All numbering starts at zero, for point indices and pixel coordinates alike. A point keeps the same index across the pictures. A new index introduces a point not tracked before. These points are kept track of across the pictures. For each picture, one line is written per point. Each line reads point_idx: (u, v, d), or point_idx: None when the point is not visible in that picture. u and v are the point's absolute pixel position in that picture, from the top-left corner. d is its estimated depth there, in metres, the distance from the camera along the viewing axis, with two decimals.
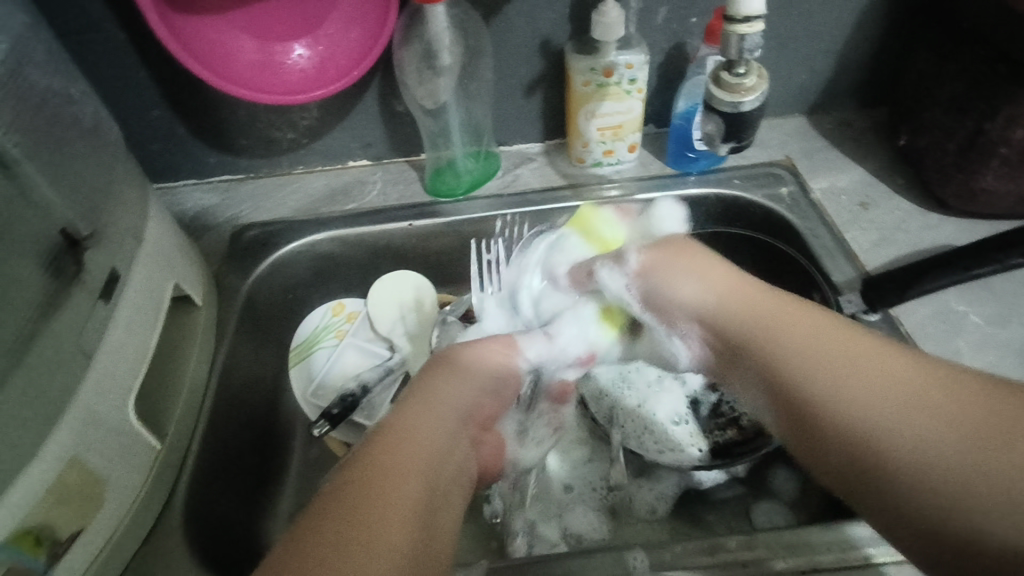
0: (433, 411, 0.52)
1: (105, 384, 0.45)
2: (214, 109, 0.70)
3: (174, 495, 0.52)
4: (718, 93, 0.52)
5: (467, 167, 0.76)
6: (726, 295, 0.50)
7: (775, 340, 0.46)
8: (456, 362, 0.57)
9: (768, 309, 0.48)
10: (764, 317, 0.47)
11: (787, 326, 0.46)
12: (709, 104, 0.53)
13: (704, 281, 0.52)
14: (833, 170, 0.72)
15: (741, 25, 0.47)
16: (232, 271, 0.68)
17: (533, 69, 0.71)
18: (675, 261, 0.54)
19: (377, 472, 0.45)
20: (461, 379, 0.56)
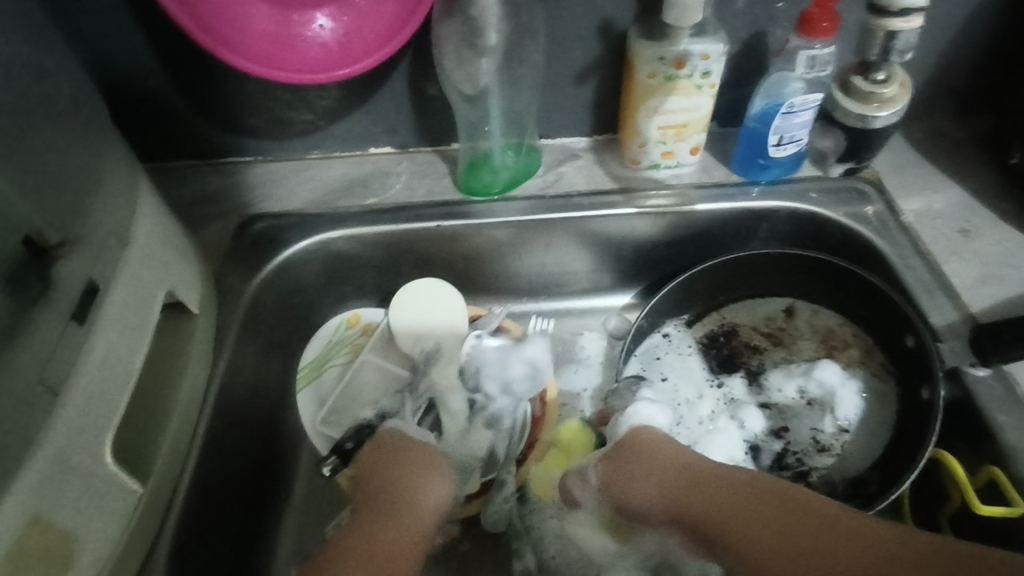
0: (384, 529, 0.49)
1: (75, 422, 0.37)
2: (220, 84, 0.60)
3: (157, 548, 0.45)
4: (851, 105, 0.57)
5: (505, 163, 0.66)
6: (679, 487, 0.50)
7: (755, 546, 0.46)
8: (403, 462, 0.53)
9: (716, 487, 0.49)
10: (715, 502, 0.48)
11: (747, 531, 0.46)
12: (834, 122, 0.60)
13: (655, 480, 0.51)
14: (925, 187, 0.63)
15: (897, 17, 0.51)
16: (235, 271, 0.60)
17: (588, 54, 0.61)
18: (634, 464, 0.52)
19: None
20: (403, 487, 0.51)
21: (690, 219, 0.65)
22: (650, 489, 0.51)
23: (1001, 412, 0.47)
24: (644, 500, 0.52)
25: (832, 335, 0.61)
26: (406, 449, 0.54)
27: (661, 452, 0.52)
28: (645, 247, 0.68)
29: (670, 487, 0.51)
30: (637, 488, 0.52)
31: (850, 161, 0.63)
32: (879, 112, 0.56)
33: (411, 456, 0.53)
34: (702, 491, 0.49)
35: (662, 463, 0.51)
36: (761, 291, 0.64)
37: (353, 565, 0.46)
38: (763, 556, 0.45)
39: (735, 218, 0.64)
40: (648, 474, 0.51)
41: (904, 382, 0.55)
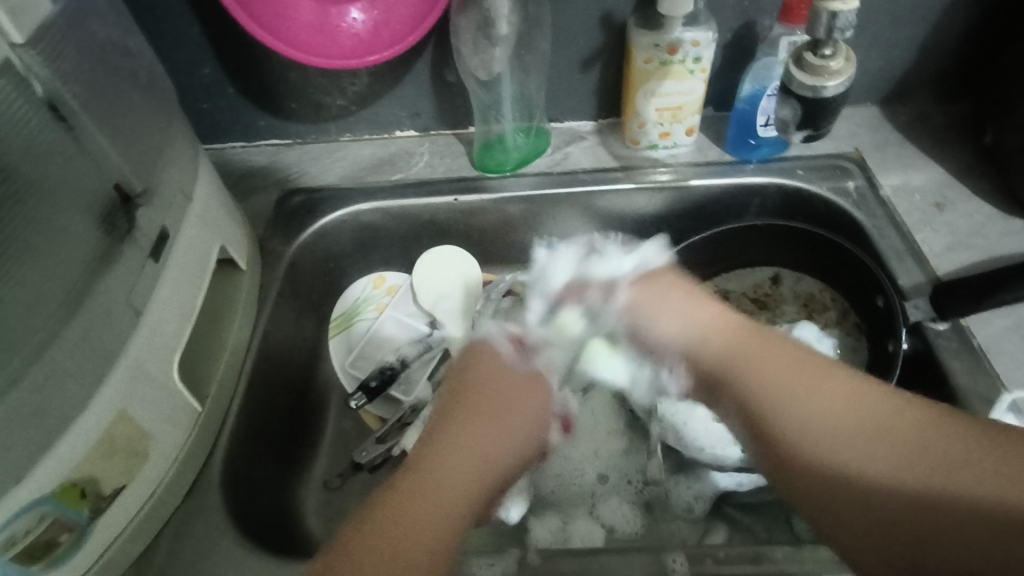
0: (466, 432, 0.52)
1: (150, 343, 0.45)
2: (265, 71, 0.69)
3: (212, 458, 0.52)
4: (801, 78, 0.55)
5: (517, 144, 0.74)
6: (706, 320, 0.53)
7: (755, 372, 0.48)
8: (489, 373, 0.57)
9: (759, 339, 0.50)
10: (756, 356, 0.48)
11: (757, 354, 0.48)
12: (789, 90, 0.56)
13: (698, 314, 0.54)
14: (904, 165, 0.68)
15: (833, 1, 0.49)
16: (276, 236, 0.68)
17: (592, 43, 0.68)
18: (661, 296, 0.56)
19: (416, 496, 0.45)
20: (477, 385, 0.56)
21: (685, 194, 0.71)
22: (676, 325, 0.54)
23: (956, 360, 0.52)
24: (665, 335, 0.55)
25: (813, 300, 0.67)
26: (487, 351, 0.59)
27: (690, 301, 0.55)
28: (644, 221, 0.74)
29: (694, 327, 0.53)
30: (663, 323, 0.55)
31: (808, 131, 0.59)
32: (828, 82, 0.54)
33: (507, 379, 0.57)
34: (727, 329, 0.52)
35: (684, 308, 0.54)
36: (750, 260, 0.70)
37: (444, 458, 0.48)
38: (750, 372, 0.48)
39: (728, 193, 0.70)
40: (677, 309, 0.55)
41: (874, 339, 0.60)
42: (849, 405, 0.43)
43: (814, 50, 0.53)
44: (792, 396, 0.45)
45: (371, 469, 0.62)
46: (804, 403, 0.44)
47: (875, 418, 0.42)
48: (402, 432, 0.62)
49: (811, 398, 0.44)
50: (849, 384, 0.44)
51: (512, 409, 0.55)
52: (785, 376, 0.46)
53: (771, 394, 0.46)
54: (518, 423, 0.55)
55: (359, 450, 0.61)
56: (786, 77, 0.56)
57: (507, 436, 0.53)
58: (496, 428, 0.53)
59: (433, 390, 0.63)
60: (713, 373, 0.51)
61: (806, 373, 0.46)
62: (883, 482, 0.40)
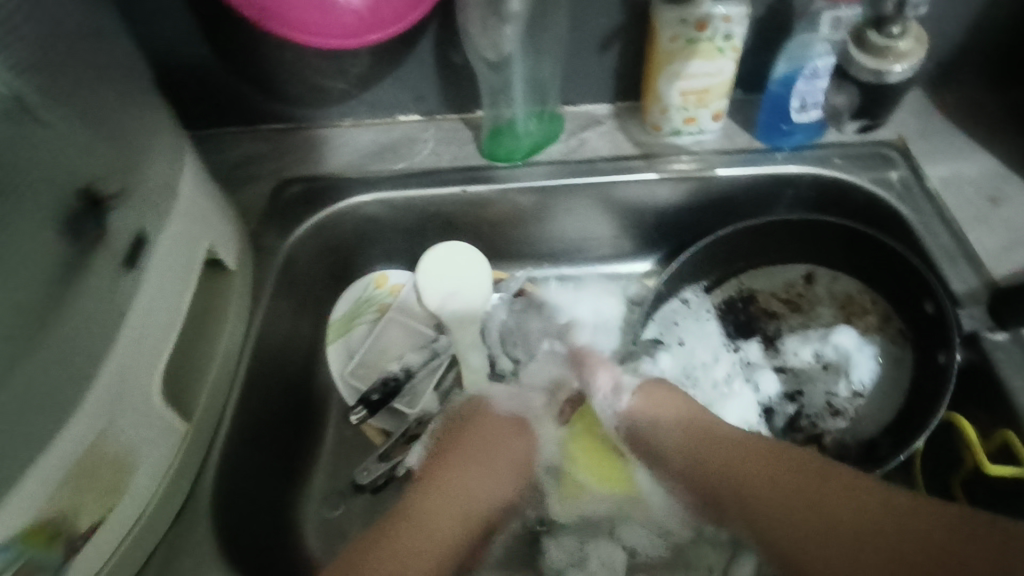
0: (448, 493, 0.51)
1: (128, 363, 0.41)
2: (255, 52, 0.63)
3: (201, 480, 0.48)
4: (864, 60, 0.54)
5: (529, 129, 0.68)
6: (681, 432, 0.52)
7: (738, 482, 0.49)
8: (482, 440, 0.55)
9: (731, 445, 0.50)
10: (736, 461, 0.49)
11: (735, 465, 0.49)
12: (847, 78, 0.58)
13: (669, 422, 0.53)
14: (952, 154, 0.62)
15: None
16: (270, 231, 0.63)
17: (613, 19, 0.62)
18: (657, 408, 0.54)
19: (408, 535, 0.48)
20: (472, 448, 0.54)
21: (711, 184, 0.65)
22: (662, 434, 0.53)
23: (1016, 375, 0.48)
24: (650, 435, 0.53)
25: (850, 302, 0.62)
26: (477, 408, 0.57)
27: (676, 406, 0.54)
28: (666, 213, 0.69)
29: (672, 436, 0.52)
30: (648, 421, 0.54)
31: (864, 120, 0.62)
32: (894, 66, 0.54)
33: (492, 429, 0.56)
34: (700, 429, 0.52)
35: (670, 413, 0.53)
36: (780, 257, 0.64)
37: (435, 510, 0.50)
38: (732, 482, 0.49)
39: (757, 184, 0.65)
40: (665, 423, 0.53)
41: (925, 348, 0.56)
42: (824, 513, 0.44)
43: (879, 30, 0.53)
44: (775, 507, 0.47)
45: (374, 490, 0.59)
46: (785, 513, 0.46)
47: (850, 522, 0.43)
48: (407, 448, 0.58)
49: (789, 504, 0.46)
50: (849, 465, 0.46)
51: (500, 465, 0.54)
52: (768, 485, 0.47)
53: (754, 508, 0.48)
54: (504, 471, 0.54)
55: (362, 471, 0.58)
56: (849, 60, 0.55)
57: (492, 491, 0.54)
58: (483, 482, 0.53)
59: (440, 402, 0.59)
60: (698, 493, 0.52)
61: (785, 476, 0.47)
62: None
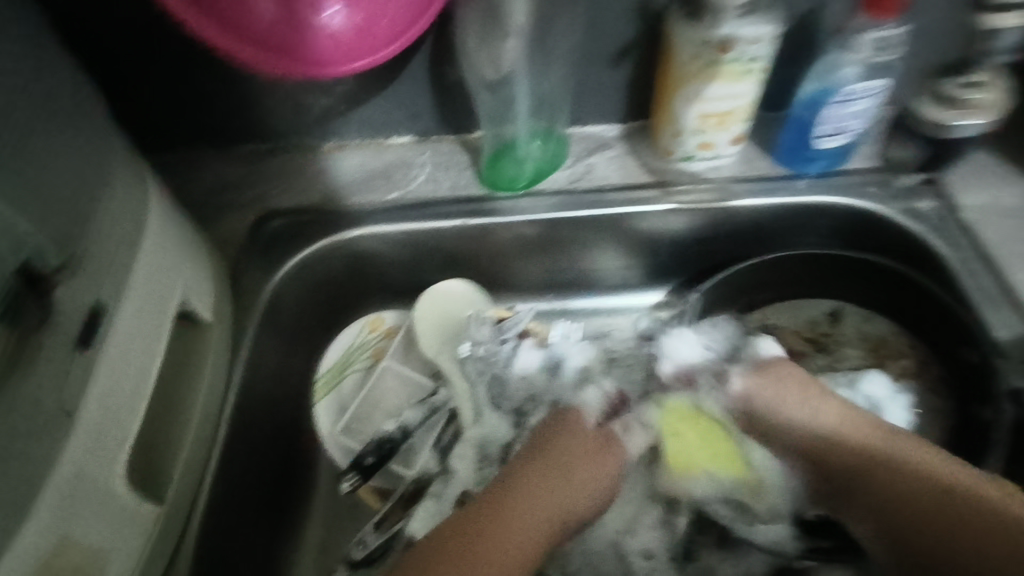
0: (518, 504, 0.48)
1: (82, 453, 0.36)
2: (231, 71, 0.57)
3: (178, 557, 0.45)
4: (931, 110, 0.52)
5: (532, 154, 0.63)
6: (848, 429, 0.50)
7: (875, 487, 0.47)
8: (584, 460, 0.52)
9: (892, 445, 0.47)
10: (854, 462, 0.48)
11: (880, 468, 0.47)
12: (913, 132, 0.55)
13: (823, 414, 0.51)
14: (988, 180, 0.58)
15: None
16: (252, 270, 0.58)
17: (624, 35, 0.57)
18: (773, 389, 0.53)
19: (478, 544, 0.44)
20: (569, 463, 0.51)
21: (729, 214, 0.61)
22: (818, 420, 0.51)
23: None
24: (796, 429, 0.52)
25: (884, 345, 0.57)
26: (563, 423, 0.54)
27: (812, 394, 0.51)
28: (681, 243, 0.64)
29: (838, 426, 0.50)
30: (804, 415, 0.51)
31: (925, 173, 0.58)
32: (956, 121, 0.52)
33: (581, 446, 0.52)
34: (863, 428, 0.49)
35: (812, 411, 0.51)
36: (803, 293, 0.60)
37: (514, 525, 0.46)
38: (870, 486, 0.47)
39: (780, 214, 0.60)
40: (806, 415, 0.51)
41: (965, 399, 0.51)
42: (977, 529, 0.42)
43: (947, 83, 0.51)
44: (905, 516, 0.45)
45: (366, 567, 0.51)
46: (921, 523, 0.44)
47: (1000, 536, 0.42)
48: (405, 511, 0.51)
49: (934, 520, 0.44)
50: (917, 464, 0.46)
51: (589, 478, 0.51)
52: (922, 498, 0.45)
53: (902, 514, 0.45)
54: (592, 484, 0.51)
55: (357, 544, 0.50)
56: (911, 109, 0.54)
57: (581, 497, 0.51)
58: (569, 497, 0.50)
59: (440, 462, 0.54)
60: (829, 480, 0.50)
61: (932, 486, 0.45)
62: None
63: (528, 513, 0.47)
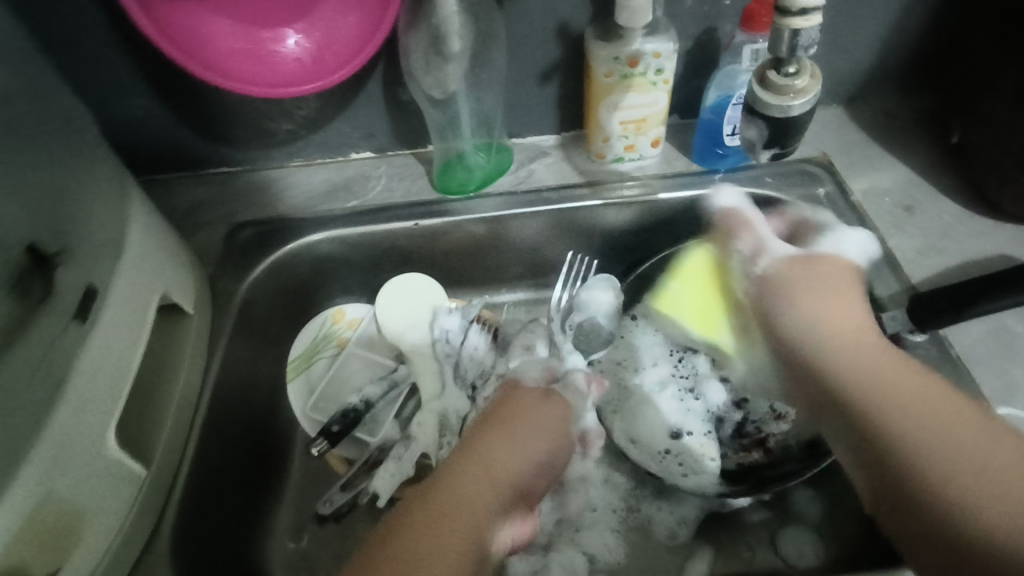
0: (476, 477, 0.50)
1: (79, 412, 0.42)
2: (205, 98, 0.65)
3: (161, 523, 0.49)
4: (767, 97, 0.52)
5: (477, 164, 0.71)
6: (846, 322, 0.51)
7: (887, 398, 0.44)
8: (526, 412, 0.55)
9: (898, 372, 0.46)
10: (882, 377, 0.46)
11: (895, 385, 0.45)
12: (755, 111, 0.54)
13: (840, 312, 0.51)
14: (872, 167, 0.67)
15: (795, 17, 0.45)
16: (227, 272, 0.64)
17: (550, 56, 0.65)
18: (807, 285, 0.54)
19: (439, 506, 0.47)
20: (531, 427, 0.54)
21: (654, 207, 0.69)
22: (810, 318, 0.52)
23: (934, 372, 0.52)
24: (792, 325, 0.53)
25: None
26: (512, 396, 0.56)
27: (840, 299, 0.52)
28: (615, 236, 0.71)
29: (825, 321, 0.51)
30: (798, 311, 0.53)
31: (777, 149, 0.56)
32: (794, 102, 0.51)
33: (535, 407, 0.55)
34: (859, 335, 0.49)
35: (829, 307, 0.52)
36: None
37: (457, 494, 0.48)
38: (887, 391, 0.45)
39: (697, 205, 0.68)
40: (808, 305, 0.53)
41: None
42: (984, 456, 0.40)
43: (778, 68, 0.51)
44: (923, 425, 0.42)
45: (335, 519, 0.59)
46: (937, 447, 0.41)
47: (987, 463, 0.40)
48: (368, 474, 0.59)
49: (943, 438, 0.41)
50: (956, 403, 0.43)
51: (552, 441, 0.54)
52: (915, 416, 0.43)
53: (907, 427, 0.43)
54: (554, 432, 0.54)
55: (324, 501, 0.58)
56: (750, 98, 0.53)
57: (542, 458, 0.53)
58: (535, 450, 0.53)
59: (401, 429, 0.60)
60: (830, 384, 0.48)
61: (935, 404, 0.43)
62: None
63: (487, 461, 0.51)
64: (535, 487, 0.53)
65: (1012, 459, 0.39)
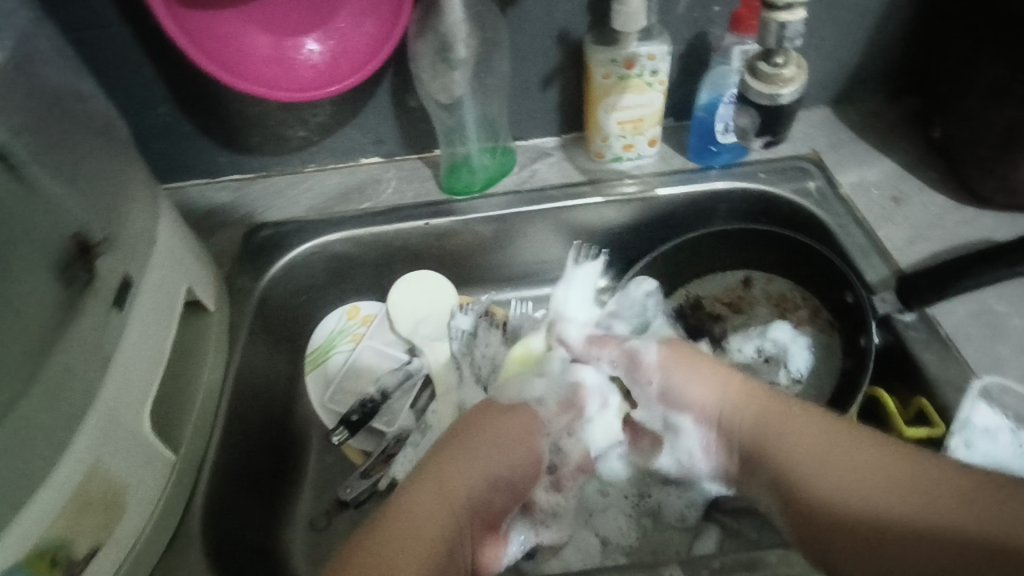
0: (450, 490, 0.51)
1: (117, 395, 0.44)
2: (223, 107, 0.68)
3: (191, 507, 0.51)
4: (759, 87, 0.60)
5: (483, 165, 0.74)
6: (732, 390, 0.56)
7: (795, 455, 0.50)
8: (497, 420, 0.57)
9: (788, 414, 0.52)
10: (777, 416, 0.52)
11: (787, 425, 0.52)
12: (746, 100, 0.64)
13: (706, 383, 0.56)
14: (860, 163, 0.70)
15: (782, 13, 0.54)
16: (245, 272, 0.67)
17: (551, 61, 0.69)
18: (684, 363, 0.58)
19: (392, 518, 0.48)
20: (498, 440, 0.55)
21: (653, 204, 0.72)
22: (707, 394, 0.56)
23: (926, 349, 0.54)
24: (695, 402, 0.57)
25: (785, 299, 0.68)
26: (488, 408, 0.58)
27: (716, 365, 0.57)
28: (617, 233, 0.74)
29: (722, 394, 0.56)
30: (694, 390, 0.56)
31: (767, 136, 0.69)
32: (784, 89, 0.59)
33: (508, 418, 0.57)
34: (750, 397, 0.55)
35: (704, 374, 0.57)
36: (718, 265, 0.71)
37: (431, 499, 0.50)
38: (790, 453, 0.50)
39: (694, 201, 0.71)
40: (693, 382, 0.57)
41: (849, 335, 0.61)
42: (871, 472, 0.46)
43: (767, 59, 0.59)
44: (819, 458, 0.49)
45: (357, 506, 0.61)
46: (836, 480, 0.47)
47: (878, 471, 0.46)
48: (387, 465, 0.61)
49: (837, 466, 0.48)
50: (858, 442, 0.48)
51: (522, 455, 0.56)
52: (824, 468, 0.48)
53: (822, 513, 0.47)
54: (518, 444, 0.56)
55: (344, 487, 0.61)
56: (745, 87, 0.61)
57: (508, 474, 0.55)
58: (499, 462, 0.54)
59: (416, 420, 0.63)
60: (749, 448, 0.53)
61: (831, 434, 0.49)
62: (904, 533, 0.43)
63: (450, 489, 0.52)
64: (493, 504, 0.54)
65: (911, 487, 0.44)
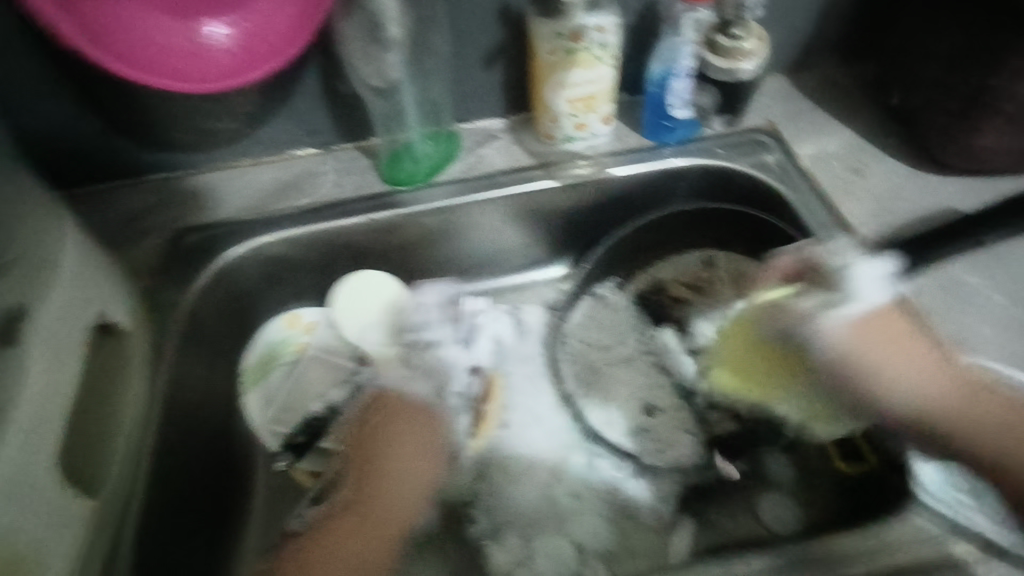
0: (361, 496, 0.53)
1: None
2: (128, 103, 0.60)
3: (119, 552, 0.48)
4: (719, 62, 0.60)
5: (427, 151, 0.68)
6: (872, 328, 0.50)
7: (914, 378, 0.50)
8: (397, 423, 0.57)
9: (905, 337, 0.50)
10: (907, 344, 0.50)
11: (892, 356, 0.50)
12: (705, 78, 0.63)
13: (871, 352, 0.50)
14: (819, 133, 0.67)
15: None
16: (169, 283, 0.60)
17: (492, 38, 0.64)
18: (877, 337, 0.50)
19: (321, 543, 0.50)
20: (387, 440, 0.55)
21: (609, 185, 0.68)
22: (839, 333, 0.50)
23: None
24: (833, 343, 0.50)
25: (749, 280, 0.66)
26: (392, 402, 0.58)
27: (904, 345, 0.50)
28: (574, 217, 0.71)
29: (891, 361, 0.50)
30: (885, 367, 0.50)
31: (727, 115, 0.67)
32: (745, 63, 0.60)
33: (413, 412, 0.58)
34: (885, 329, 0.50)
35: (889, 355, 0.50)
36: (679, 246, 0.68)
37: (379, 499, 0.53)
38: (899, 371, 0.50)
39: (651, 180, 0.68)
40: (869, 360, 0.50)
41: None
42: (988, 411, 0.48)
43: (726, 34, 0.59)
44: (917, 380, 0.49)
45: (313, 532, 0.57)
46: (943, 399, 0.49)
47: (980, 414, 0.48)
48: None
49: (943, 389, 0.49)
50: (936, 361, 0.50)
51: (426, 454, 0.56)
52: (943, 386, 0.49)
53: (928, 403, 0.49)
54: (423, 443, 0.56)
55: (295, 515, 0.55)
56: (707, 64, 0.61)
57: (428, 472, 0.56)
58: (408, 465, 0.55)
59: None
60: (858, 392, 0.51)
61: (936, 372, 0.49)
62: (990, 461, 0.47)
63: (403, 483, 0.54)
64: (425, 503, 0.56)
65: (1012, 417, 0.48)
